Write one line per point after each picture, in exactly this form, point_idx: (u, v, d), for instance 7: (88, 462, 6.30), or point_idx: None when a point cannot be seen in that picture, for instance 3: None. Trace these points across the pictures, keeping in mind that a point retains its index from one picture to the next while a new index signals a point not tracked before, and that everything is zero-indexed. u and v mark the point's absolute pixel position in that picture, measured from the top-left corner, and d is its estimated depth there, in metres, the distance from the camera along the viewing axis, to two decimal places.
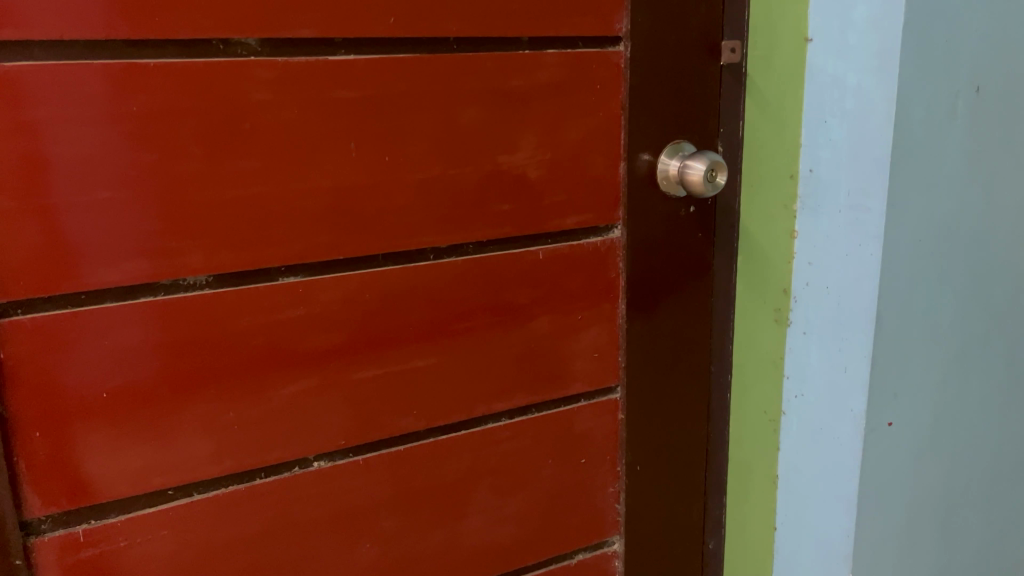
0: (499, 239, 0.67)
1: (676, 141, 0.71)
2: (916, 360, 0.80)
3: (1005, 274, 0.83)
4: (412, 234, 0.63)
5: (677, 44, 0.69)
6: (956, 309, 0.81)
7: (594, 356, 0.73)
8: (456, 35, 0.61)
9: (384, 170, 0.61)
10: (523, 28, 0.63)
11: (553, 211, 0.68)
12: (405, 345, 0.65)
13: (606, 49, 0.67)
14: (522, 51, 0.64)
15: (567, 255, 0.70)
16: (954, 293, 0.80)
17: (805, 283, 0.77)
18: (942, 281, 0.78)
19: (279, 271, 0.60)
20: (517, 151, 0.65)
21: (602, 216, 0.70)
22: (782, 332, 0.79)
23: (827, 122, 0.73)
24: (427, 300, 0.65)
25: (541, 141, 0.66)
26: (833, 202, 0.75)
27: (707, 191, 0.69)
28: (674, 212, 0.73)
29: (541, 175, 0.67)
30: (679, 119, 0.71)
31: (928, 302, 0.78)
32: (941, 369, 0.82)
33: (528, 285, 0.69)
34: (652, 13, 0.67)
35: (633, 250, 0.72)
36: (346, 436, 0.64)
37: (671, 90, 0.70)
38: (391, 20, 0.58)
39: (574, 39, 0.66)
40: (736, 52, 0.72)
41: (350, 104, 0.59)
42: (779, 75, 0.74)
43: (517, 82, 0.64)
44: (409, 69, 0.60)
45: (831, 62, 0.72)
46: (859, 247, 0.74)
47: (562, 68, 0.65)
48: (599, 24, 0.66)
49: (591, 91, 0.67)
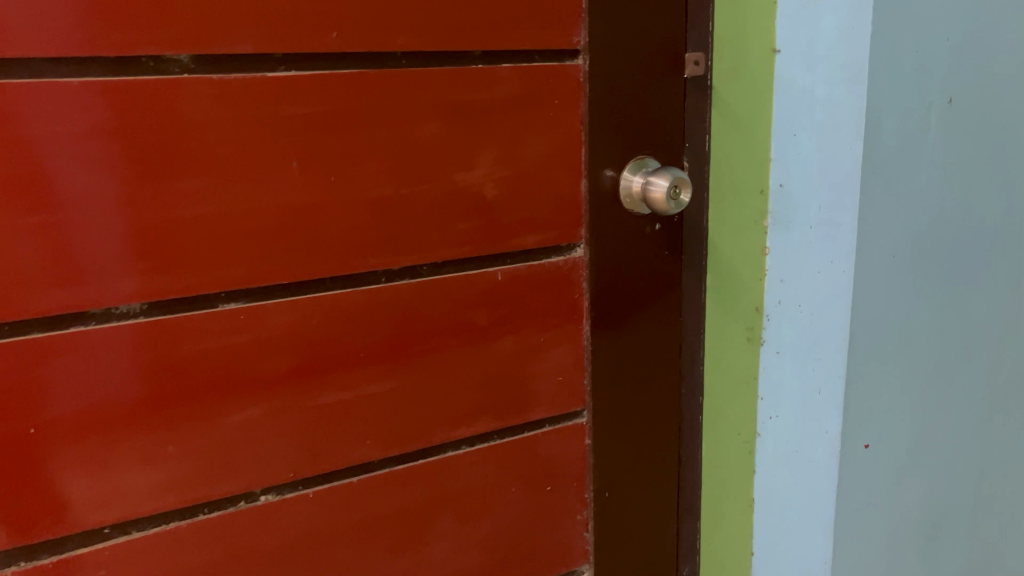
0: (455, 260, 0.64)
1: (640, 156, 0.69)
2: (890, 378, 0.78)
3: (977, 288, 0.80)
4: (362, 256, 0.60)
5: (639, 57, 0.67)
6: (930, 325, 0.79)
7: (559, 379, 0.70)
8: (405, 49, 0.58)
9: (330, 191, 0.58)
10: (475, 41, 0.60)
11: (513, 230, 0.65)
12: (357, 371, 0.62)
13: (565, 63, 0.65)
14: (475, 65, 0.61)
15: (528, 275, 0.67)
16: (928, 310, 0.78)
17: (778, 301, 0.74)
18: (916, 297, 0.77)
19: (220, 297, 0.57)
20: (474, 168, 0.63)
21: (566, 235, 0.68)
22: (755, 352, 0.77)
23: (797, 136, 0.71)
24: (381, 324, 0.62)
25: (498, 157, 0.63)
26: (803, 219, 0.72)
27: (671, 208, 0.67)
28: (639, 229, 0.71)
29: (499, 193, 0.64)
30: (643, 134, 0.69)
31: (902, 318, 0.77)
32: (919, 387, 0.80)
33: (488, 306, 0.66)
34: (610, 25, 0.65)
35: (596, 269, 0.69)
36: (295, 468, 0.61)
37: (633, 104, 0.68)
38: (334, 35, 0.56)
39: (530, 52, 0.63)
40: (701, 64, 0.70)
41: (292, 122, 0.56)
42: (748, 86, 0.71)
43: (471, 96, 0.61)
44: (354, 84, 0.57)
45: (799, 73, 0.70)
46: (831, 264, 0.73)
47: (519, 82, 0.63)
48: (556, 36, 0.63)
49: (549, 106, 0.65)
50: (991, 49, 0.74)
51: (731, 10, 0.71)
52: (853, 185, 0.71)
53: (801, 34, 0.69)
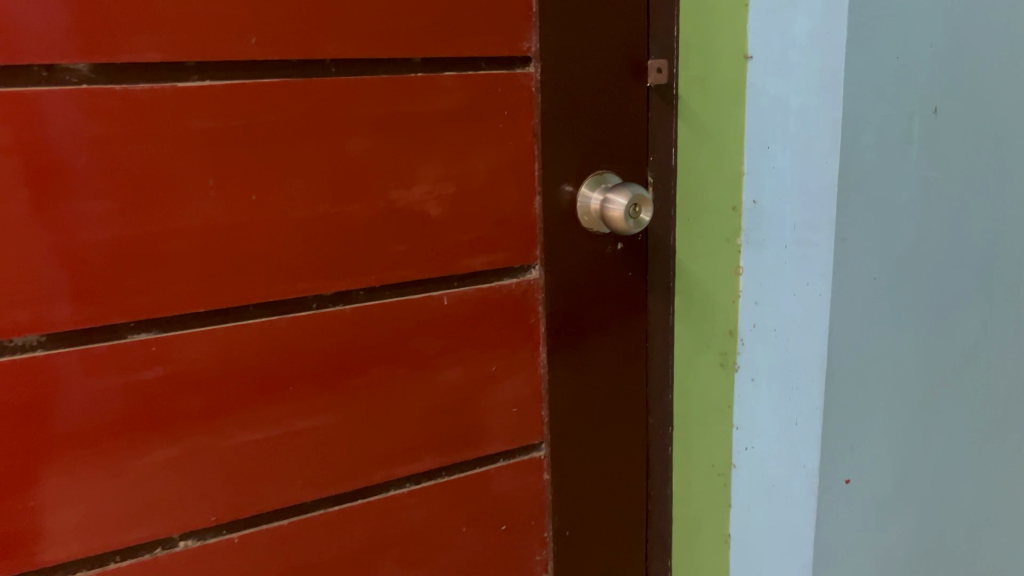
0: (395, 284, 0.59)
1: (599, 171, 0.64)
2: (870, 410, 0.72)
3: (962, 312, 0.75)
4: (289, 281, 0.55)
5: (597, 64, 0.62)
6: (911, 353, 0.73)
7: (513, 411, 0.65)
8: (334, 56, 0.54)
9: (251, 211, 0.53)
10: (414, 48, 0.56)
11: (459, 251, 0.60)
12: (287, 405, 0.57)
13: (515, 71, 0.60)
14: (414, 73, 0.57)
15: (478, 300, 0.62)
16: (912, 337, 0.73)
17: (751, 325, 0.70)
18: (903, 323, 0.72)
19: (128, 327, 0.52)
20: (413, 185, 0.58)
21: (518, 256, 0.63)
22: (730, 378, 0.72)
23: (771, 148, 0.66)
24: (311, 354, 0.57)
25: (441, 173, 0.59)
26: (777, 237, 0.67)
27: (630, 228, 0.62)
28: (598, 249, 0.66)
29: (443, 212, 0.60)
30: (602, 147, 0.64)
31: (881, 347, 0.72)
32: (903, 416, 0.75)
33: (433, 334, 0.61)
34: (564, 31, 0.61)
35: (553, 292, 0.65)
36: (217, 511, 0.56)
37: (591, 115, 0.63)
38: (252, 40, 0.51)
39: (476, 59, 0.59)
40: (664, 72, 0.65)
41: (208, 136, 0.51)
42: (718, 96, 0.67)
43: (409, 108, 0.57)
44: (277, 94, 0.53)
45: (770, 81, 0.65)
46: (806, 287, 0.67)
47: (463, 93, 0.58)
48: (504, 42, 0.59)
49: (497, 118, 0.60)
50: (980, 59, 0.69)
51: (698, 15, 0.67)
52: (828, 203, 0.66)
53: (772, 40, 0.64)
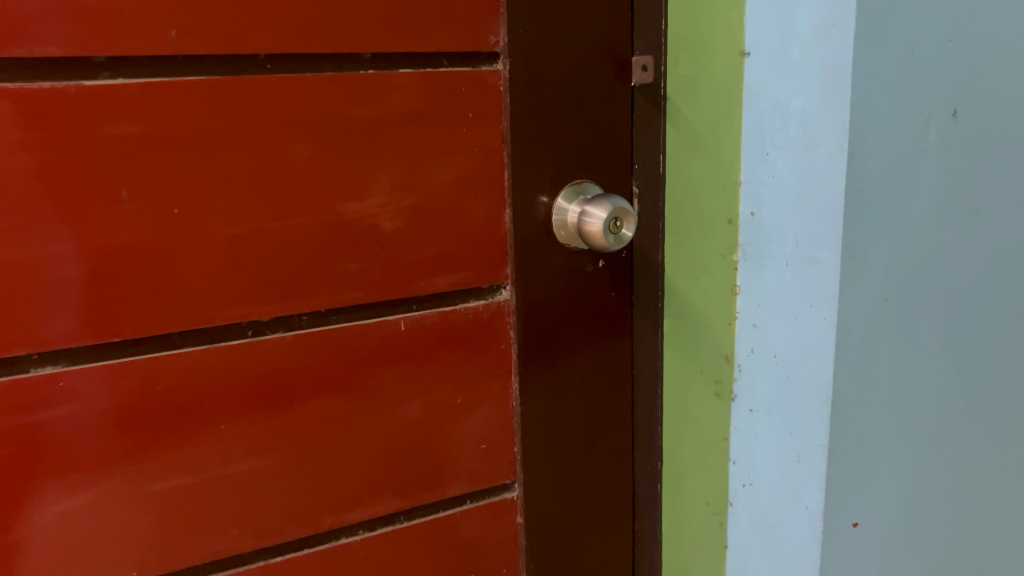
0: (344, 308, 0.52)
1: (578, 181, 0.58)
2: (885, 461, 0.62)
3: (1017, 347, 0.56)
4: (219, 306, 0.49)
5: (574, 60, 0.56)
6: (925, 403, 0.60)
7: (482, 448, 0.58)
8: (269, 51, 0.47)
9: (173, 227, 0.47)
10: (362, 41, 0.49)
11: (418, 270, 0.54)
12: (220, 446, 0.51)
13: (480, 68, 0.53)
14: (363, 70, 0.50)
15: (439, 325, 0.55)
16: (929, 382, 0.60)
17: (749, 351, 0.64)
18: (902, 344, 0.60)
19: (31, 359, 0.46)
20: (364, 197, 0.51)
21: (485, 275, 0.56)
22: (726, 409, 0.67)
23: (770, 154, 0.60)
24: (246, 388, 0.50)
25: (396, 183, 0.52)
26: (778, 254, 0.61)
27: (611, 245, 0.55)
28: (577, 266, 0.59)
29: (398, 227, 0.53)
30: (582, 154, 0.58)
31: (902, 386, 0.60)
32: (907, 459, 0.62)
33: (388, 364, 0.54)
34: (536, 24, 0.54)
35: (526, 315, 0.58)
36: (140, 566, 0.50)
37: (568, 118, 0.56)
38: (172, 33, 0.45)
39: (437, 54, 0.52)
40: (649, 70, 0.58)
41: (121, 142, 0.45)
42: (706, 99, 0.62)
43: (357, 110, 0.50)
44: (201, 94, 0.46)
45: (772, 81, 0.59)
46: (809, 310, 0.60)
47: (420, 93, 0.52)
48: (466, 36, 0.52)
49: (460, 121, 0.53)
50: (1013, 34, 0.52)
51: (690, 10, 0.62)
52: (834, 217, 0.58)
53: (772, 37, 0.59)
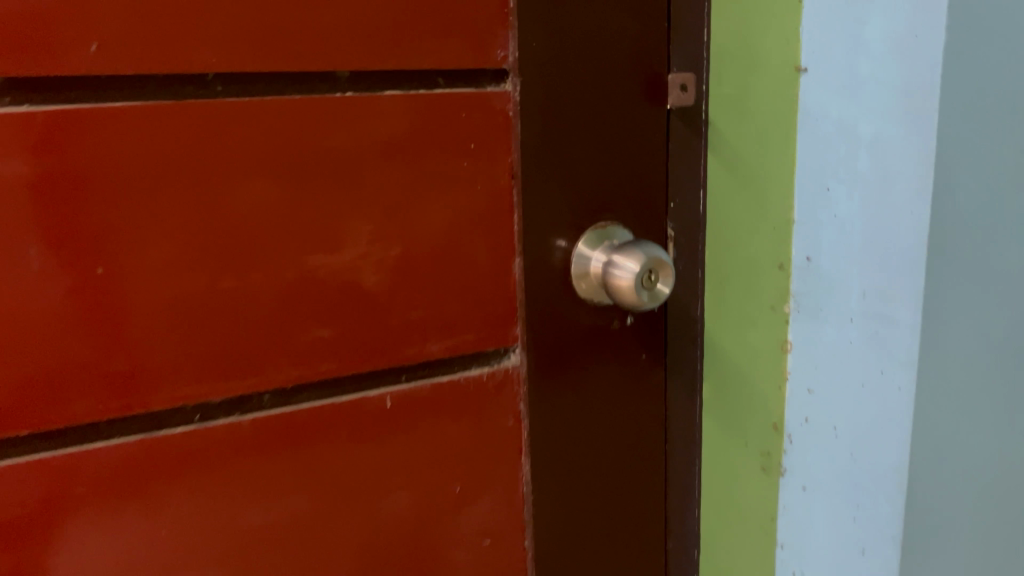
0: (315, 382, 0.43)
1: (603, 224, 0.48)
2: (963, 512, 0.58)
3: None
4: (156, 383, 0.39)
5: (600, 78, 0.46)
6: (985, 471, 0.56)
7: (485, 544, 0.48)
8: (217, 69, 0.38)
9: (98, 288, 0.38)
10: (336, 56, 0.40)
11: (406, 334, 0.44)
12: (159, 556, 0.41)
13: (485, 89, 0.44)
14: (338, 92, 0.41)
15: (433, 400, 0.45)
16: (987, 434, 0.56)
17: (803, 420, 0.57)
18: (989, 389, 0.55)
19: None
20: (342, 248, 0.42)
21: (489, 338, 0.46)
22: (775, 486, 0.58)
23: (829, 190, 0.54)
24: (192, 485, 0.41)
25: (380, 230, 0.43)
26: (838, 308, 0.55)
27: (643, 304, 0.45)
28: (599, 325, 0.49)
29: (383, 282, 0.43)
30: (606, 191, 0.48)
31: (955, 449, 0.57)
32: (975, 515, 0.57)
33: (370, 449, 0.44)
34: (551, 34, 0.44)
35: (538, 385, 0.48)
36: None
37: (591, 148, 0.47)
38: (93, 48, 0.36)
39: (432, 73, 0.42)
40: (690, 89, 0.48)
41: (25, 184, 0.36)
42: (752, 123, 0.53)
43: (331, 142, 0.41)
44: (131, 124, 0.37)
45: (832, 101, 0.52)
46: (881, 374, 0.57)
47: (410, 120, 0.42)
48: (468, 49, 0.43)
49: (460, 154, 0.44)
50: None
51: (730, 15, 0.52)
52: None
53: (835, 50, 0.52)
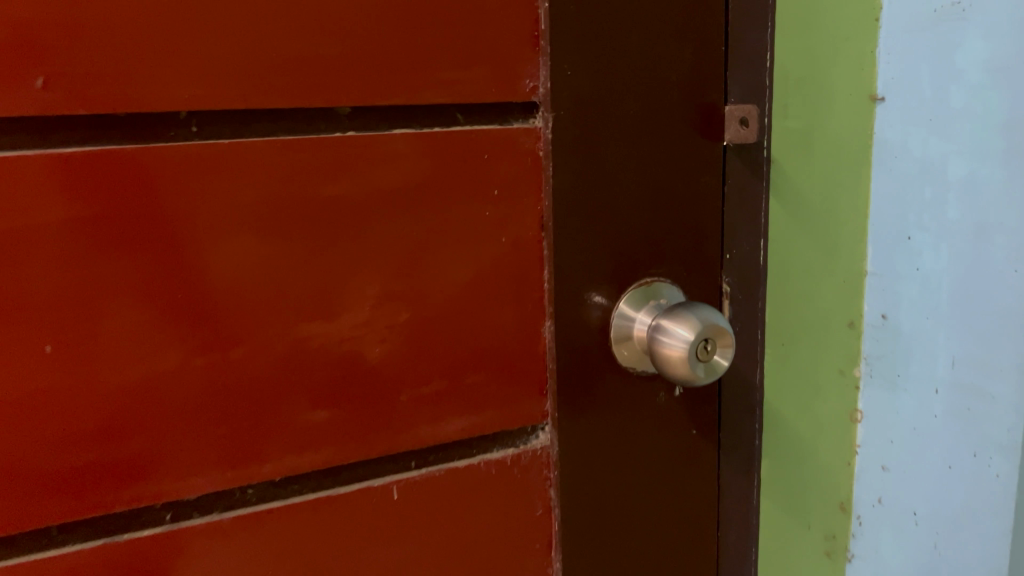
0: (309, 472, 0.36)
1: (648, 280, 0.41)
2: None
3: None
4: (118, 481, 0.33)
5: (647, 110, 0.39)
6: None
7: None
8: (191, 108, 0.32)
9: (47, 370, 0.31)
10: (333, 90, 0.33)
11: (417, 415, 0.37)
12: None
13: (511, 125, 0.37)
14: (337, 131, 0.34)
15: (448, 490, 0.39)
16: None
17: (875, 500, 0.56)
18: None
19: None
20: (341, 314, 0.35)
21: (514, 417, 0.40)
22: (837, 563, 0.58)
23: (911, 240, 0.51)
24: None
25: (387, 293, 0.36)
26: (926, 380, 0.52)
27: (698, 377, 0.38)
28: (644, 398, 0.42)
29: (389, 354, 0.36)
30: (653, 243, 0.41)
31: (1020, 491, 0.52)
32: None
33: (372, 550, 0.38)
34: (589, 61, 0.37)
35: (572, 470, 0.41)
36: None
37: (635, 193, 0.40)
38: (38, 83, 0.30)
39: (448, 107, 0.36)
40: (750, 122, 0.41)
41: None
42: (821, 162, 0.51)
43: (329, 191, 0.34)
44: (86, 176, 0.31)
45: (912, 136, 0.50)
46: (972, 459, 0.50)
47: (424, 164, 0.35)
48: (490, 78, 0.36)
49: (482, 202, 0.37)
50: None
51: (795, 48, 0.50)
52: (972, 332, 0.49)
53: (911, 80, 0.49)
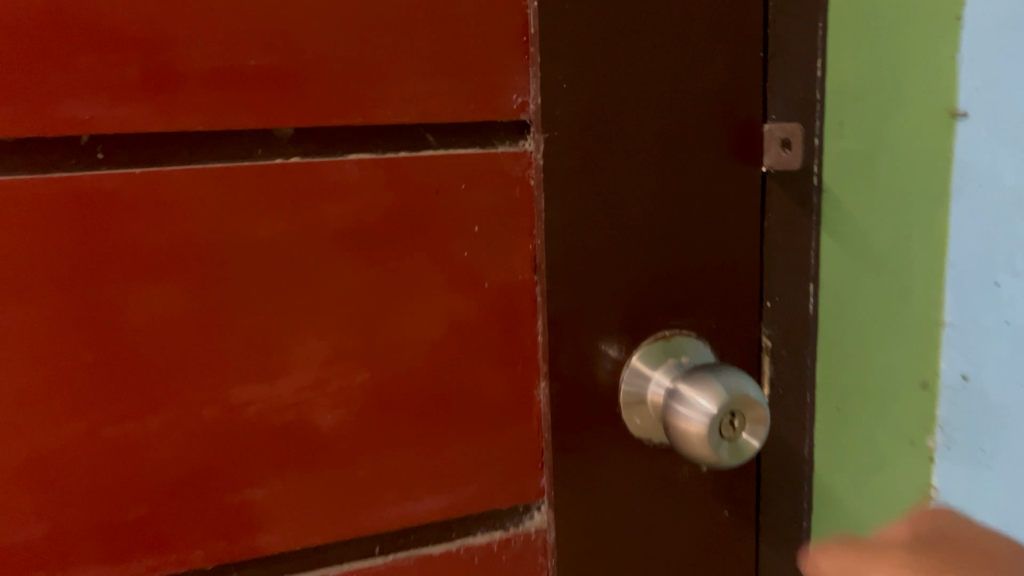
0: (249, 559, 0.31)
1: (667, 333, 0.34)
2: None
3: None
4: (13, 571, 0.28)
5: (665, 128, 0.32)
6: None
7: None
8: (94, 131, 0.27)
9: None
10: (270, 110, 0.28)
11: (378, 492, 0.31)
12: None
13: (496, 148, 0.31)
14: (277, 158, 0.29)
15: None
16: None
17: None
18: None
19: None
20: (281, 376, 0.30)
21: (501, 496, 0.33)
22: None
23: (999, 286, 0.41)
24: None
25: (340, 351, 0.30)
26: None
27: (719, 457, 0.31)
28: (662, 473, 0.35)
29: (343, 423, 0.31)
30: (674, 290, 0.34)
31: None
32: None
33: None
34: (591, 70, 0.31)
35: (572, 557, 0.34)
36: None
37: (650, 229, 0.33)
38: None
39: (416, 127, 0.30)
40: (794, 146, 0.34)
41: None
42: (887, 192, 0.40)
43: (266, 230, 0.29)
44: None
45: (990, 157, 0.40)
46: None
47: (383, 197, 0.30)
48: (467, 93, 0.30)
49: (457, 242, 0.31)
50: None
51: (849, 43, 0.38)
52: None
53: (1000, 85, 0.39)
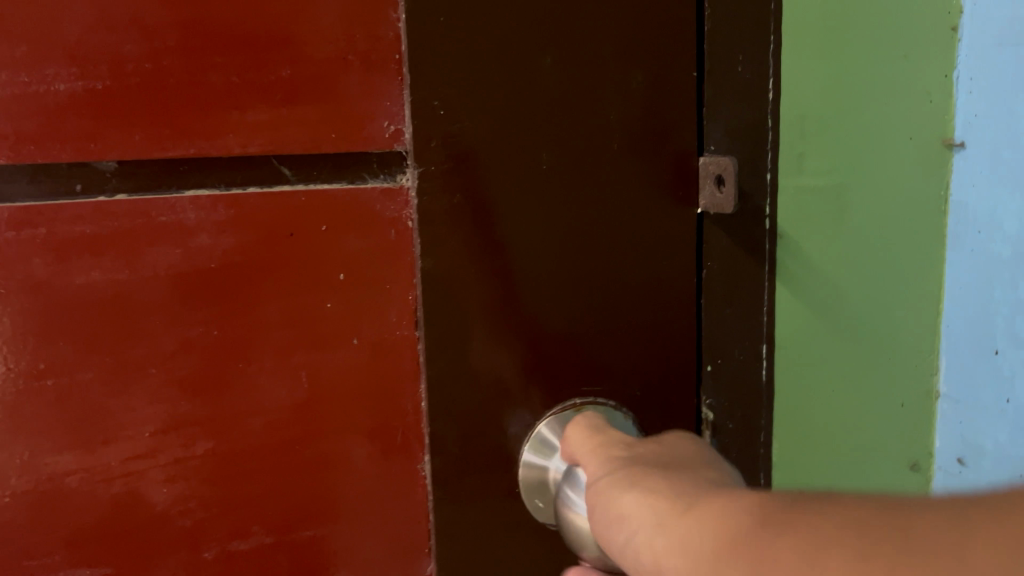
0: None
1: (577, 404, 0.29)
2: None
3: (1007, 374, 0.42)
4: None
5: (569, 162, 0.28)
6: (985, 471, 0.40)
7: None
8: None
9: None
10: (88, 140, 0.24)
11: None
12: None
13: (365, 185, 0.27)
14: (99, 194, 0.24)
15: None
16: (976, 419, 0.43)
17: None
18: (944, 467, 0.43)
19: None
20: (106, 443, 0.25)
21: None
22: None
23: (999, 356, 0.44)
24: None
25: (180, 416, 0.26)
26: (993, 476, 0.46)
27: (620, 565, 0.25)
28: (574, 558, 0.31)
29: (184, 498, 0.26)
30: (588, 349, 0.29)
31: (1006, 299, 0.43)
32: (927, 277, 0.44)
33: None
34: (479, 98, 0.26)
35: None
36: None
37: (554, 278, 0.28)
38: None
39: (267, 159, 0.26)
40: (726, 188, 0.29)
41: None
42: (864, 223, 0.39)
43: (84, 277, 0.24)
44: None
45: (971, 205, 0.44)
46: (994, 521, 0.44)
47: (227, 239, 0.26)
48: (327, 122, 0.26)
49: (319, 290, 0.27)
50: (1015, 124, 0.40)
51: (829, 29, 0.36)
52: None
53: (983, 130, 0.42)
